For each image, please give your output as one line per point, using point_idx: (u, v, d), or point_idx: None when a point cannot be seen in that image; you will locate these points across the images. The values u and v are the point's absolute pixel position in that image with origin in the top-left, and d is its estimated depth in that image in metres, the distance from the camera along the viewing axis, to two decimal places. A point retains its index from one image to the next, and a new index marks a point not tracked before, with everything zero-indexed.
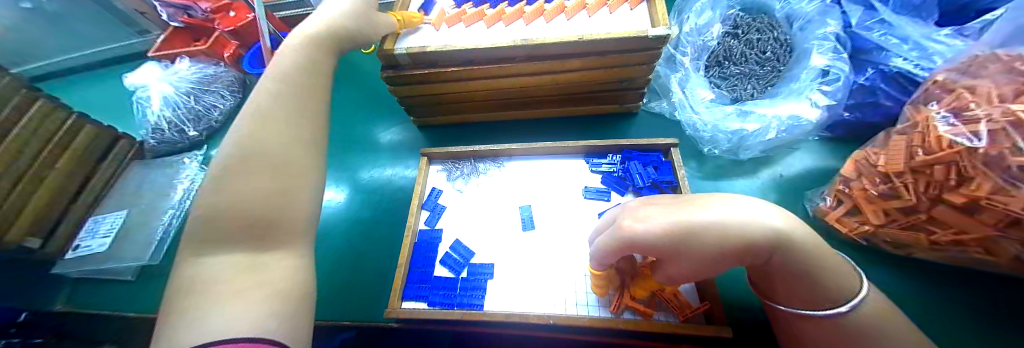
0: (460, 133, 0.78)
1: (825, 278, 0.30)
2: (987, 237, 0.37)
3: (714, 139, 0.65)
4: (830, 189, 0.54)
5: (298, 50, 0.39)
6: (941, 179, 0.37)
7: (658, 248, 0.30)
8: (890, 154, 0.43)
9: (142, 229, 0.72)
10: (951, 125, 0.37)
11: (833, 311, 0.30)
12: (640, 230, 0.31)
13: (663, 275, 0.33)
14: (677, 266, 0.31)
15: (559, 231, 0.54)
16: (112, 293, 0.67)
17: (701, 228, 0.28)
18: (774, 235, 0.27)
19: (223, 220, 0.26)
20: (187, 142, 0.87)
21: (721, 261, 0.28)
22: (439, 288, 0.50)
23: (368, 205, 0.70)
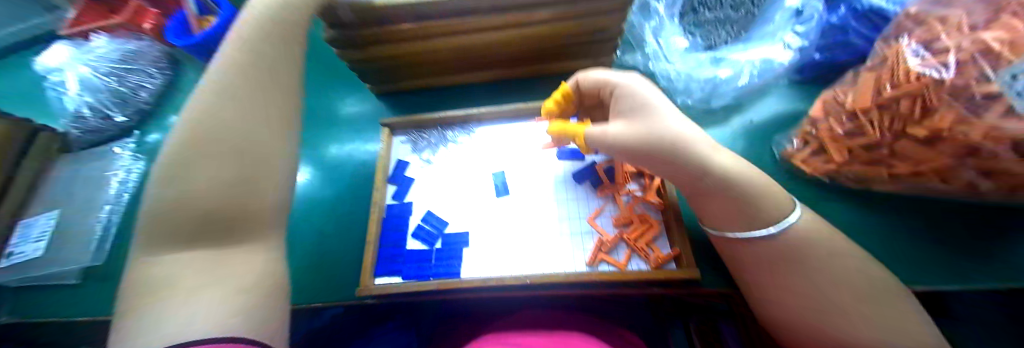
0: (432, 99, 0.73)
1: (764, 203, 0.35)
2: (944, 167, 0.38)
3: (688, 88, 0.64)
4: (797, 132, 0.55)
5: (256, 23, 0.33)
6: (906, 113, 0.37)
7: (637, 101, 0.41)
8: (858, 91, 0.44)
9: (82, 230, 0.65)
10: (920, 57, 0.36)
11: (768, 231, 0.35)
12: (638, 91, 0.42)
13: (598, 132, 0.42)
14: (628, 120, 0.41)
15: (534, 195, 0.53)
16: (52, 299, 0.62)
17: (678, 124, 0.38)
18: (711, 158, 0.36)
19: (161, 222, 0.23)
20: (117, 129, 0.77)
21: (654, 136, 0.38)
22: (413, 261, 0.48)
23: (331, 184, 0.65)
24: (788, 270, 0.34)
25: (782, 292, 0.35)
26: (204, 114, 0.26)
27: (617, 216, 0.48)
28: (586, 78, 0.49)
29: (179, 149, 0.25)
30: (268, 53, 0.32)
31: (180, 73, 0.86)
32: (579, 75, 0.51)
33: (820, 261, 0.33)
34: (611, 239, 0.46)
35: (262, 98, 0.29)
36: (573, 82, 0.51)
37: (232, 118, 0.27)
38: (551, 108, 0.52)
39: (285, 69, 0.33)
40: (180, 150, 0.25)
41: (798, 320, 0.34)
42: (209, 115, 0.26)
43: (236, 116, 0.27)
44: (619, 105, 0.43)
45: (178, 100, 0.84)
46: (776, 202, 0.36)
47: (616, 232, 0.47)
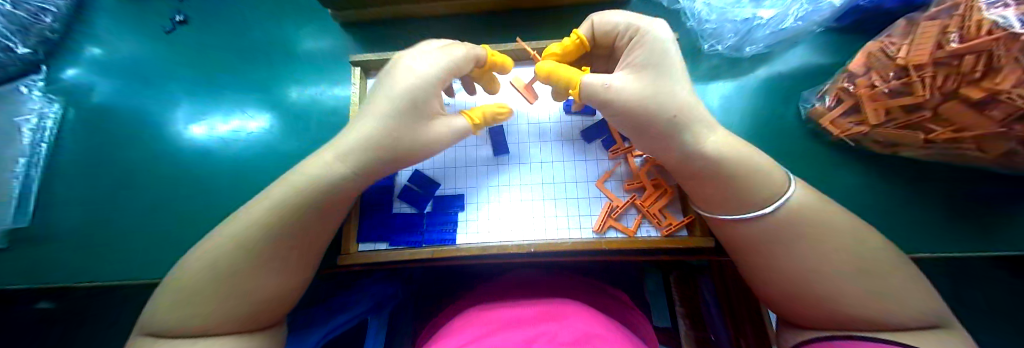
0: (458, 29, 0.69)
1: (757, 182, 0.31)
2: (988, 134, 0.37)
3: (719, 32, 0.62)
4: (831, 88, 0.53)
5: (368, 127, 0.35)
6: (965, 70, 0.32)
7: (663, 54, 0.32)
8: (914, 44, 0.37)
9: None
10: (998, 7, 0.27)
11: (763, 211, 0.31)
12: (668, 40, 0.33)
13: (602, 85, 0.34)
14: (640, 76, 0.33)
15: (533, 152, 0.47)
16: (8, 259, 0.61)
17: (689, 99, 0.32)
18: (711, 147, 0.32)
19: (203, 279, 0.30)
20: (20, 62, 0.68)
21: (660, 104, 0.31)
22: (402, 226, 0.44)
23: (298, 136, 0.68)
24: (774, 251, 0.31)
25: (773, 276, 0.32)
26: (304, 176, 0.33)
27: (627, 179, 0.44)
28: (604, 19, 0.39)
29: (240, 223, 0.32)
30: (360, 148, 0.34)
31: None
32: (595, 15, 0.40)
33: (829, 234, 0.29)
34: (623, 204, 0.42)
35: (363, 173, 0.35)
36: (586, 24, 0.41)
37: (329, 180, 0.33)
38: (555, 54, 0.43)
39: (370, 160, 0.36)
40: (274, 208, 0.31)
41: (789, 300, 0.31)
42: (317, 178, 0.33)
43: (330, 187, 0.33)
44: (636, 54, 0.34)
45: (92, 27, 0.75)
46: (776, 181, 0.31)
47: (627, 197, 0.43)
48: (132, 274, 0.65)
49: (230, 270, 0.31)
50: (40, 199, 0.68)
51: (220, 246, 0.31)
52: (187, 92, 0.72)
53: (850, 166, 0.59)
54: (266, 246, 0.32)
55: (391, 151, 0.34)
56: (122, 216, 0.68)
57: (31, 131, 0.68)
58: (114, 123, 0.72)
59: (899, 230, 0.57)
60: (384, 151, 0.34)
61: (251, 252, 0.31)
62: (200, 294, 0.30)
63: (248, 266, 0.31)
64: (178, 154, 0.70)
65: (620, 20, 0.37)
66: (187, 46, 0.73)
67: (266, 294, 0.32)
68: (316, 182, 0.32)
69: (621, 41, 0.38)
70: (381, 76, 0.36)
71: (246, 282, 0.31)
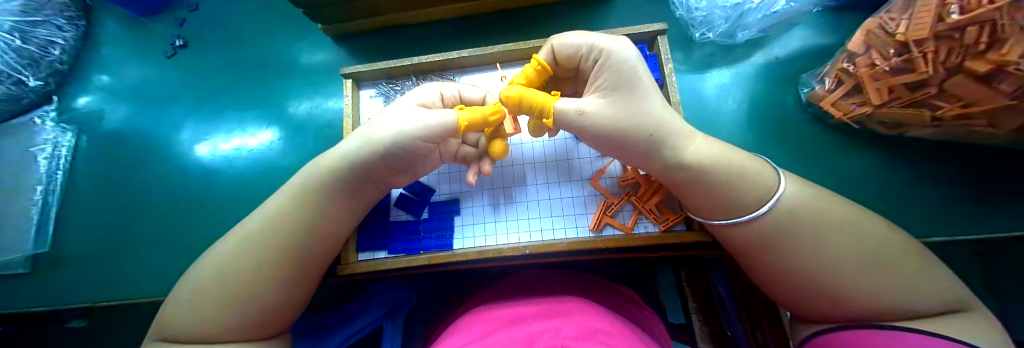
0: (447, 34, 0.69)
1: (740, 188, 0.32)
2: (999, 107, 0.35)
3: (709, 19, 0.61)
4: (831, 70, 0.51)
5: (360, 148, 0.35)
6: (970, 43, 0.31)
7: (630, 75, 0.33)
8: (913, 17, 0.35)
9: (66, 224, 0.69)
10: None
11: (755, 213, 0.31)
12: (633, 59, 0.33)
13: (574, 113, 0.34)
14: (610, 100, 0.34)
15: (525, 154, 0.47)
16: (64, 284, 0.68)
17: (662, 114, 0.33)
18: (692, 157, 0.33)
19: (206, 292, 0.31)
20: (33, 94, 0.71)
21: (632, 126, 0.33)
22: (400, 234, 0.45)
23: (298, 149, 0.69)
24: (771, 244, 0.31)
25: (776, 269, 0.31)
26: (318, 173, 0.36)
27: (621, 176, 0.44)
28: (565, 42, 0.36)
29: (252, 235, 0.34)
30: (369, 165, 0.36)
31: (95, 22, 0.78)
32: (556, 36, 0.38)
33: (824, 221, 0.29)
34: (619, 201, 0.42)
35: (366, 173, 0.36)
36: (546, 49, 0.38)
37: (337, 175, 0.35)
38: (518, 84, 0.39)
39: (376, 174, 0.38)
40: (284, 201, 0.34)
41: (795, 291, 0.30)
42: (331, 170, 0.36)
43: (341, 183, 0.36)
44: (604, 77, 0.34)
45: (99, 56, 0.78)
46: (762, 178, 0.32)
47: (622, 194, 0.43)
48: (152, 291, 0.68)
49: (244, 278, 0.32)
50: (60, 224, 0.71)
51: (238, 252, 0.33)
52: (192, 113, 0.74)
53: (857, 148, 0.57)
54: (281, 247, 0.34)
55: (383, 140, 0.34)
56: (137, 236, 0.70)
57: (46, 160, 0.71)
58: (125, 146, 0.75)
59: (912, 212, 0.55)
60: (378, 144, 0.34)
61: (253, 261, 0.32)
62: (202, 308, 0.31)
63: (261, 273, 0.32)
64: (186, 173, 0.72)
65: (583, 40, 0.36)
66: (188, 68, 0.75)
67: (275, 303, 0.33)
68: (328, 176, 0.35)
69: (586, 62, 0.37)
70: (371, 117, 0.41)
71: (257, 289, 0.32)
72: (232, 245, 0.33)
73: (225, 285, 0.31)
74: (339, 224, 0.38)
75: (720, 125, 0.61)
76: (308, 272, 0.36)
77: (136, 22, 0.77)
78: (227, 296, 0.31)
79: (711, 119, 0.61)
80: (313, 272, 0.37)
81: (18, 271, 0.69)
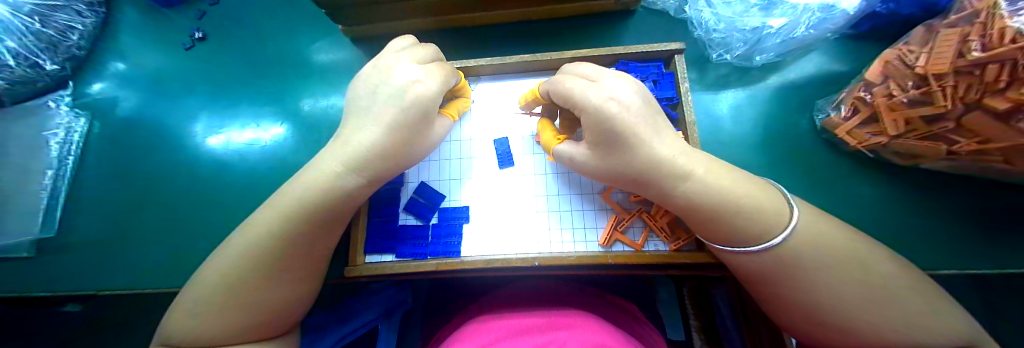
0: (463, 41, 0.70)
1: (761, 214, 0.31)
2: (1017, 145, 0.35)
3: (727, 41, 0.61)
4: (847, 98, 0.51)
5: (364, 152, 0.34)
6: (989, 80, 0.31)
7: (608, 136, 0.31)
8: (933, 52, 0.36)
9: (84, 209, 0.72)
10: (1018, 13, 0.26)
11: (774, 240, 0.31)
12: (610, 117, 0.31)
13: (567, 160, 0.38)
14: (592, 152, 0.35)
15: (538, 164, 0.47)
16: (66, 270, 0.68)
17: (649, 162, 0.32)
18: (712, 197, 0.32)
19: (219, 286, 0.32)
20: (48, 78, 0.72)
21: (615, 175, 0.35)
22: (408, 238, 0.45)
23: (310, 147, 0.70)
24: (786, 267, 0.31)
25: (782, 294, 0.32)
26: (310, 185, 0.34)
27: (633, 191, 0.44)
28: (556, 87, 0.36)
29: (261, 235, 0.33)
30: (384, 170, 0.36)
31: (115, 10, 0.79)
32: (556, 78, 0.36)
33: (833, 252, 0.29)
34: (630, 217, 0.42)
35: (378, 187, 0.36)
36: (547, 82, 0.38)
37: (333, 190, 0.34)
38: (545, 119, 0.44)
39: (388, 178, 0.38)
40: None
41: (803, 317, 0.31)
42: (326, 182, 0.34)
43: (344, 201, 0.34)
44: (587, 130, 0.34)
45: (116, 43, 0.78)
46: (778, 202, 0.32)
47: (634, 210, 0.43)
48: (149, 282, 0.67)
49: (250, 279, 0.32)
50: (65, 210, 0.71)
51: (238, 254, 0.32)
52: (206, 105, 0.74)
53: (867, 176, 0.58)
54: (291, 247, 0.34)
55: (400, 154, 0.35)
56: (142, 226, 0.70)
57: (58, 145, 0.72)
58: (136, 135, 0.75)
59: (920, 243, 0.55)
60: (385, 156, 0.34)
61: (268, 258, 0.32)
62: (214, 302, 0.31)
63: (268, 275, 0.32)
64: (195, 164, 0.72)
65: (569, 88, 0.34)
66: (206, 59, 0.76)
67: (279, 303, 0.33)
68: (318, 188, 0.34)
69: None
70: (369, 74, 0.37)
71: (264, 289, 0.32)
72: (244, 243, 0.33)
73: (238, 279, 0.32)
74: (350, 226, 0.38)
75: (730, 144, 0.61)
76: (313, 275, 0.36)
77: (156, 12, 0.78)
78: (241, 291, 0.31)
79: (722, 138, 0.61)
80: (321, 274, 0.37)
81: (22, 255, 0.69)
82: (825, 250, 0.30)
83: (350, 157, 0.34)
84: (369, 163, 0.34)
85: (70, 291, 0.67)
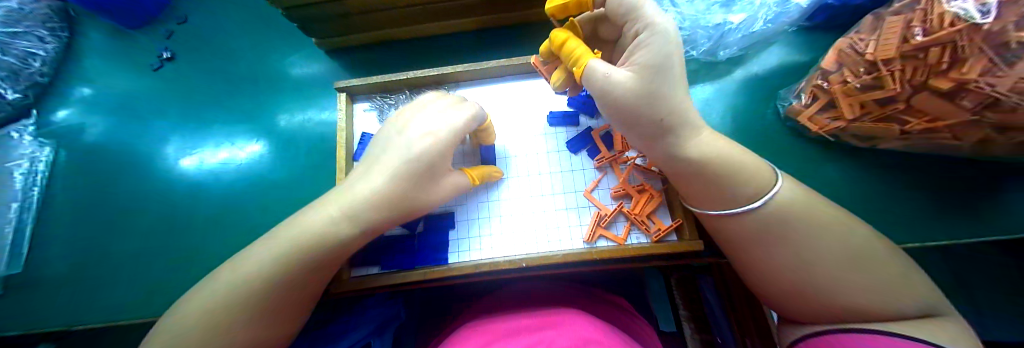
0: (439, 51, 0.70)
1: (743, 180, 0.32)
2: (963, 122, 0.38)
3: (693, 38, 0.63)
4: (807, 87, 0.54)
5: (375, 201, 0.33)
6: (932, 63, 0.33)
7: (668, 59, 0.29)
8: (881, 39, 0.38)
9: (53, 243, 0.69)
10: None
11: (750, 206, 0.31)
12: (674, 45, 0.29)
13: (603, 74, 0.31)
14: (638, 70, 0.30)
15: (520, 166, 0.47)
16: (37, 307, 0.65)
17: (679, 108, 0.31)
18: (708, 160, 0.32)
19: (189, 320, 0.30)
20: (9, 108, 0.69)
21: (651, 105, 0.30)
22: (394, 249, 0.44)
23: (291, 163, 0.69)
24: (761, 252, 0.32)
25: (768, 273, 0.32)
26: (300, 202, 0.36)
27: (613, 187, 0.45)
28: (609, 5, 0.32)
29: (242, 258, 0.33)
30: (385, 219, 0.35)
31: (79, 34, 0.77)
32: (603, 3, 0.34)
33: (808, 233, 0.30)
34: (612, 212, 0.43)
35: (374, 230, 0.35)
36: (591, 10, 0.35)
37: (325, 218, 0.33)
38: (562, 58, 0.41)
39: None
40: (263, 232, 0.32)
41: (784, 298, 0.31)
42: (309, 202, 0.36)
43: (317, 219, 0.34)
44: (640, 53, 0.30)
45: (81, 68, 0.76)
46: (760, 168, 0.33)
47: (615, 205, 0.44)
48: (125, 314, 0.65)
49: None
50: (34, 244, 0.68)
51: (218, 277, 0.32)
52: (180, 127, 0.72)
53: (837, 159, 0.60)
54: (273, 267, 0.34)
55: (406, 204, 0.35)
56: (118, 255, 0.68)
57: (23, 175, 0.69)
58: (106, 160, 0.72)
59: (889, 220, 0.57)
60: (390, 200, 0.33)
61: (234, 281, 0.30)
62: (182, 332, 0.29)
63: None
64: (172, 188, 0.70)
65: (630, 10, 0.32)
66: (178, 81, 0.74)
67: (258, 327, 0.32)
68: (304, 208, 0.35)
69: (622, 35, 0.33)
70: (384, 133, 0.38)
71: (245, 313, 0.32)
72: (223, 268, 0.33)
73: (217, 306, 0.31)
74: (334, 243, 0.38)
75: None
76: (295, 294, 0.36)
77: (122, 34, 0.76)
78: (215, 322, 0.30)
79: None
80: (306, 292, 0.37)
81: None
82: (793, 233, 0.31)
83: (362, 203, 0.33)
84: (376, 214, 0.34)
85: (42, 328, 0.64)
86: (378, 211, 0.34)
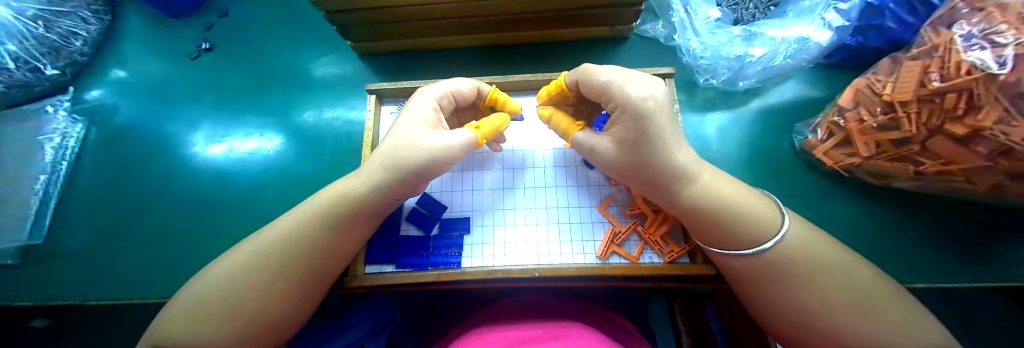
0: (462, 60, 0.73)
1: (752, 220, 0.34)
2: (976, 167, 0.38)
3: (713, 67, 0.65)
4: (823, 122, 0.55)
5: (377, 155, 0.40)
6: (949, 108, 0.34)
7: (640, 134, 0.33)
8: (899, 82, 0.39)
9: (72, 217, 0.70)
10: (977, 49, 0.31)
11: (761, 248, 0.33)
12: (648, 115, 0.32)
13: (588, 146, 0.39)
14: (616, 145, 0.36)
15: (538, 177, 0.48)
16: (47, 280, 0.66)
17: (668, 167, 0.35)
18: (717, 209, 0.34)
19: (215, 299, 0.31)
20: (47, 83, 0.72)
21: (632, 172, 0.36)
22: (411, 249, 0.45)
23: (310, 158, 0.70)
24: (777, 280, 0.32)
25: (780, 307, 0.32)
26: (339, 195, 0.39)
27: (628, 205, 0.46)
28: (590, 77, 0.36)
29: (272, 244, 0.35)
30: (388, 171, 0.39)
31: (120, 18, 0.80)
32: (587, 66, 0.38)
33: (816, 262, 0.31)
34: (626, 230, 0.44)
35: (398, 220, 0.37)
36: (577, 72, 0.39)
37: (354, 208, 0.39)
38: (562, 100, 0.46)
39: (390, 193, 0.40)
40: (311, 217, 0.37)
41: (797, 328, 0.31)
42: (343, 193, 0.39)
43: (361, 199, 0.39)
44: (619, 127, 0.35)
45: (119, 51, 0.79)
46: (768, 213, 0.34)
47: (629, 223, 0.45)
48: (132, 295, 0.65)
49: (253, 286, 0.33)
50: (54, 218, 0.70)
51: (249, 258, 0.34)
52: (207, 115, 0.75)
53: (848, 195, 0.61)
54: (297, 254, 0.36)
55: (396, 155, 0.39)
56: (133, 234, 0.69)
57: (53, 149, 0.71)
58: (133, 141, 0.74)
59: (899, 258, 0.57)
60: (387, 153, 0.40)
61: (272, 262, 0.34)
62: (210, 306, 0.31)
63: (276, 281, 0.34)
64: (193, 173, 0.71)
65: (608, 82, 0.35)
66: (210, 71, 0.76)
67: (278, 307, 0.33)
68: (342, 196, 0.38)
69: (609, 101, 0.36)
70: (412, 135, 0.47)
71: (267, 296, 0.33)
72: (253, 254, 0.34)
73: (245, 287, 0.32)
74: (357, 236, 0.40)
75: (718, 163, 0.64)
76: (312, 286, 0.36)
77: (161, 21, 0.79)
78: (247, 298, 0.32)
79: (710, 157, 0.64)
80: (321, 285, 0.38)
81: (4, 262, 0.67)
82: (809, 260, 0.32)
83: (371, 158, 0.41)
84: (378, 166, 0.40)
85: (47, 300, 0.65)
86: (381, 164, 0.40)
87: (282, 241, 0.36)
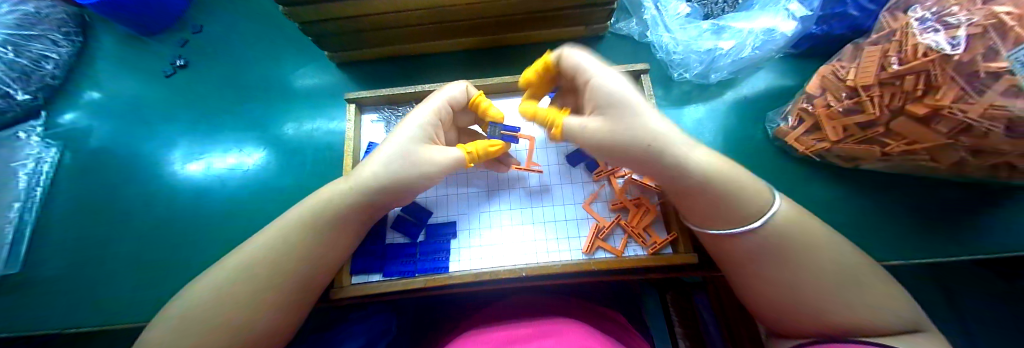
0: (442, 66, 0.73)
1: (746, 198, 0.33)
2: (939, 145, 0.40)
3: (686, 62, 0.67)
4: (794, 109, 0.57)
5: (375, 176, 0.38)
6: (909, 89, 0.35)
7: (610, 99, 0.36)
8: (861, 66, 0.41)
9: (50, 243, 0.68)
10: (930, 32, 0.32)
11: (751, 225, 0.32)
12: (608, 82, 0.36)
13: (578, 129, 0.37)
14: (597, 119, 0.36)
15: (521, 177, 0.49)
16: (26, 309, 0.65)
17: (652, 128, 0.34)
18: (713, 172, 0.33)
19: (196, 320, 0.31)
20: (18, 108, 0.70)
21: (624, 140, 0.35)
22: (397, 257, 0.45)
23: (293, 171, 0.70)
24: (755, 265, 0.33)
25: (760, 290, 0.34)
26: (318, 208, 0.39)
27: (613, 200, 0.47)
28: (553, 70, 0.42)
29: (252, 262, 0.34)
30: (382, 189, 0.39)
31: (92, 39, 0.79)
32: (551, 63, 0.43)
33: (800, 244, 0.31)
34: (610, 225, 0.44)
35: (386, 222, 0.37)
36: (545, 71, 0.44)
37: (338, 220, 0.38)
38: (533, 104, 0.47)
39: (373, 202, 0.40)
40: (291, 231, 0.36)
41: (777, 310, 0.33)
42: (321, 204, 0.38)
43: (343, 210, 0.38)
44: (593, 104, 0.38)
45: (91, 72, 0.78)
46: (761, 193, 0.34)
47: (613, 218, 0.46)
48: (115, 319, 0.64)
49: (233, 304, 0.32)
50: (31, 245, 0.68)
51: (229, 277, 0.33)
52: (186, 133, 0.74)
53: (824, 178, 0.62)
54: (282, 270, 0.35)
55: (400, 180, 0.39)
56: (115, 258, 0.67)
57: (27, 175, 0.69)
58: (110, 162, 0.73)
59: (878, 237, 0.59)
60: (387, 177, 0.38)
61: (253, 279, 0.33)
62: (192, 328, 0.30)
63: (258, 300, 0.33)
64: (174, 193, 0.70)
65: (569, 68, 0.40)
66: (188, 87, 0.75)
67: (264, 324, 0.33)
68: (322, 208, 0.38)
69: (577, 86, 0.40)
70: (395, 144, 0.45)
71: (250, 314, 0.32)
72: (231, 272, 0.33)
73: (227, 306, 0.32)
74: (342, 246, 0.40)
75: None
76: (298, 300, 0.36)
77: (134, 40, 0.78)
78: (230, 317, 0.31)
79: None
80: (307, 298, 0.37)
81: None
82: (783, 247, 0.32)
83: (365, 176, 0.38)
84: (374, 180, 0.38)
85: (29, 331, 0.63)
86: (378, 184, 0.39)
87: (263, 256, 0.35)
